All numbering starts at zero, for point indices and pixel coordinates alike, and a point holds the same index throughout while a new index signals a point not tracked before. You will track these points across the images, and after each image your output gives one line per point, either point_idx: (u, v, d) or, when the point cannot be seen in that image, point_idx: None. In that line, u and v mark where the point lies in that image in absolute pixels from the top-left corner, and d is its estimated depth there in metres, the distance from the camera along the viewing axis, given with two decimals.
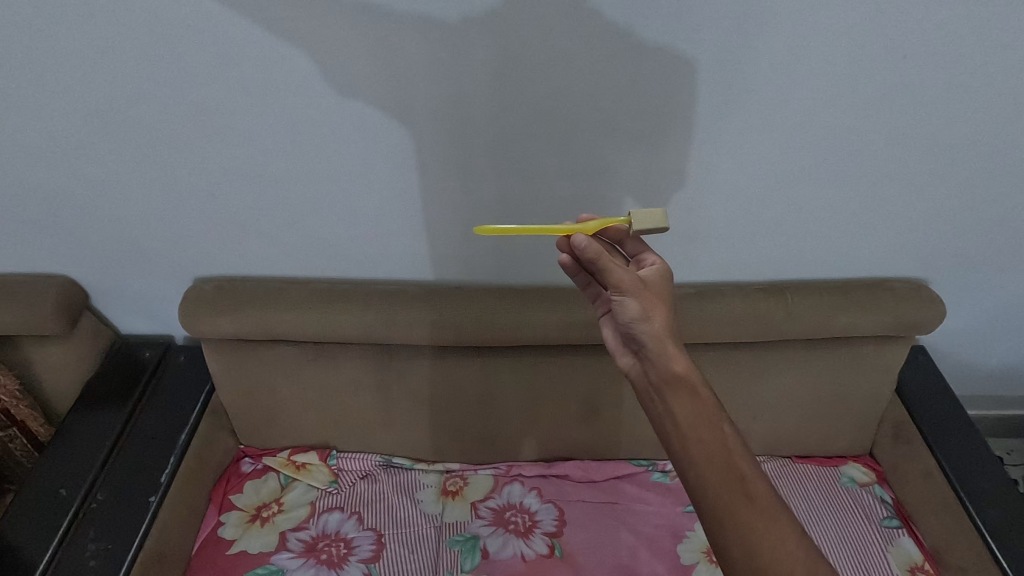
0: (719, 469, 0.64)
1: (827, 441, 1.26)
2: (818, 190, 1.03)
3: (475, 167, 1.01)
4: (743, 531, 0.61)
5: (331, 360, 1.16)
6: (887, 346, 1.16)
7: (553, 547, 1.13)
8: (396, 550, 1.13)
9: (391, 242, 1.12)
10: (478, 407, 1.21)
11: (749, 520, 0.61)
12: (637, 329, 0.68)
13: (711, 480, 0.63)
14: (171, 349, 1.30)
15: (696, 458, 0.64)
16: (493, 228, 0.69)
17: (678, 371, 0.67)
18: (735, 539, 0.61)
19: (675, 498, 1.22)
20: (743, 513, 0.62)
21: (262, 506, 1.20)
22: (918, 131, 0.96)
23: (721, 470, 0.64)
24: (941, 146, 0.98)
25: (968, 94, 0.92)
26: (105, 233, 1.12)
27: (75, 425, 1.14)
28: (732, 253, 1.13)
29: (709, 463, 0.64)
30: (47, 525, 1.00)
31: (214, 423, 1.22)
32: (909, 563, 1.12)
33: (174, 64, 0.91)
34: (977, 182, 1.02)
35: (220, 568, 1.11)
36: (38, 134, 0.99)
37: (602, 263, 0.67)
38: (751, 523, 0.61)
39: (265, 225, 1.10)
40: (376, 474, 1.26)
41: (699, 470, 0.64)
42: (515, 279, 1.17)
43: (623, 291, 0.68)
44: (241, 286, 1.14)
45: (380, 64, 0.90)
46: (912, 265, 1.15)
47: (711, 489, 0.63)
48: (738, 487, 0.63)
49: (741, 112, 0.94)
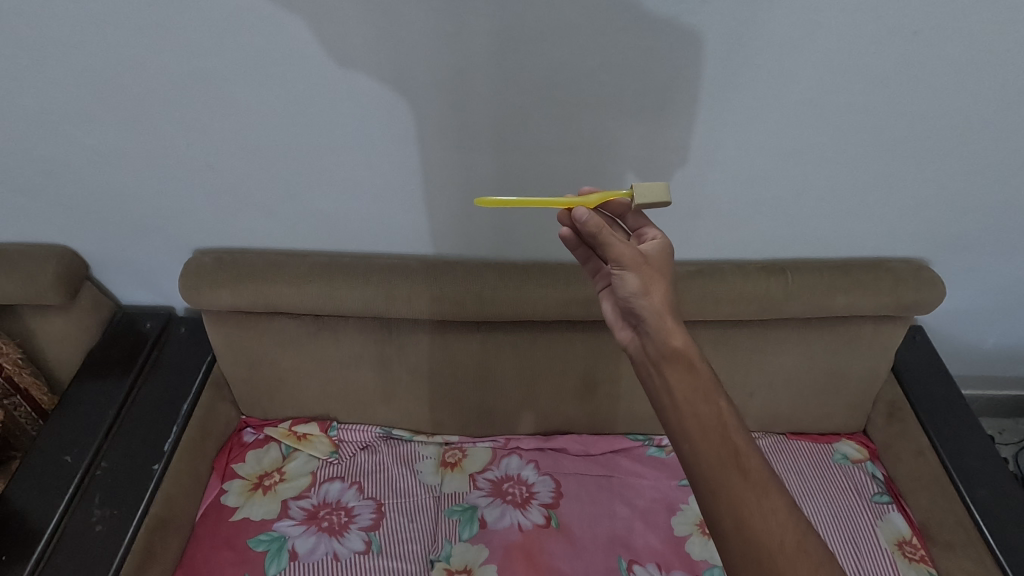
0: (714, 443, 0.64)
1: (821, 418, 1.28)
2: (822, 169, 1.02)
3: (477, 141, 1.00)
4: (736, 503, 0.62)
5: (332, 333, 1.17)
6: (885, 326, 1.16)
7: (549, 518, 1.15)
8: (396, 519, 1.16)
9: (392, 216, 1.12)
10: (477, 381, 1.22)
11: (742, 494, 0.62)
12: (636, 304, 0.69)
13: (706, 453, 0.64)
14: (172, 320, 1.30)
15: (691, 431, 0.65)
16: (492, 200, 0.70)
17: (676, 346, 0.68)
18: (727, 512, 0.62)
19: (671, 472, 1.24)
20: (736, 486, 0.63)
21: (264, 475, 1.22)
22: (926, 110, 0.95)
23: (715, 444, 0.65)
24: (949, 125, 0.97)
25: (978, 73, 0.90)
26: (104, 203, 1.11)
27: (79, 394, 1.16)
28: (733, 231, 1.12)
29: (704, 436, 0.65)
30: (54, 491, 1.02)
31: (216, 394, 1.23)
32: (898, 537, 1.14)
33: (169, 31, 0.89)
34: (983, 162, 1.01)
35: (223, 534, 1.13)
36: (32, 102, 0.98)
37: (602, 237, 0.67)
38: (744, 496, 0.62)
39: (264, 197, 1.09)
40: (376, 445, 1.28)
41: (694, 444, 0.65)
42: (516, 255, 1.17)
43: (624, 266, 0.68)
44: (241, 258, 1.14)
45: (380, 34, 0.88)
46: (914, 246, 1.15)
47: (705, 462, 0.64)
48: (732, 461, 0.64)
49: (747, 89, 0.92)
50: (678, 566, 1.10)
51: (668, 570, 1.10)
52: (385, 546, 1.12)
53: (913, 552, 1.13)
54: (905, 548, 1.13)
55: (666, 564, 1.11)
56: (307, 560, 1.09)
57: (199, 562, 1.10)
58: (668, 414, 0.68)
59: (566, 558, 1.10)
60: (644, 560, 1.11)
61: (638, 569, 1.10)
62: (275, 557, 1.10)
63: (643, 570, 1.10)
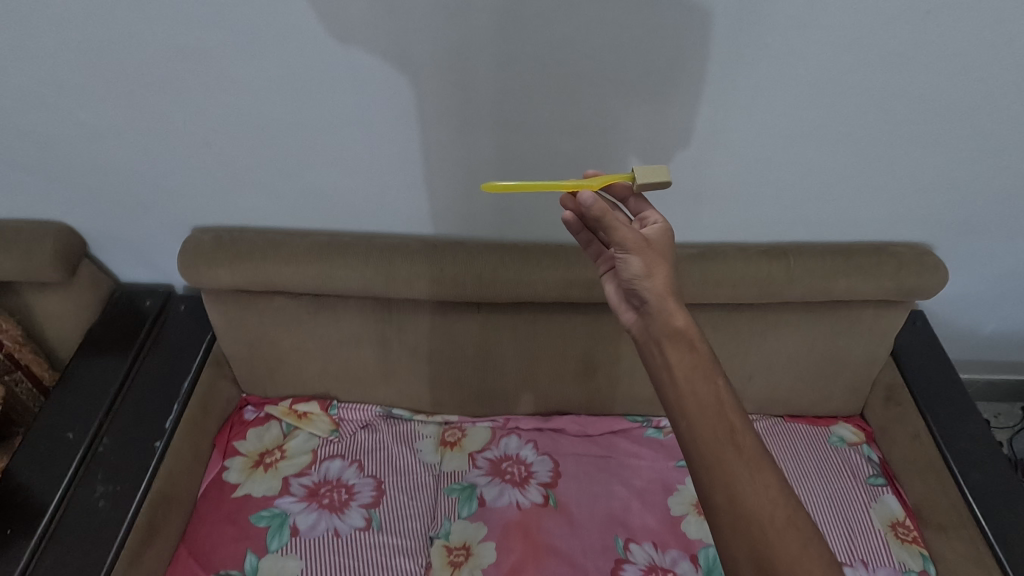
0: (711, 420, 0.65)
1: (819, 401, 1.28)
2: (828, 151, 1.01)
3: (479, 119, 0.98)
4: (728, 478, 0.63)
5: (332, 312, 1.17)
6: (886, 310, 1.16)
7: (547, 497, 1.17)
8: (396, 497, 1.17)
9: (392, 195, 1.10)
10: (477, 362, 1.22)
11: (735, 470, 0.63)
12: (639, 286, 0.69)
13: (703, 429, 0.64)
14: (172, 298, 1.30)
15: (689, 407, 0.65)
16: (500, 185, 0.69)
17: (678, 326, 0.68)
18: (719, 486, 0.63)
19: (668, 453, 1.25)
20: (729, 462, 0.63)
21: (265, 453, 1.23)
22: (935, 93, 0.93)
23: (712, 421, 0.65)
24: (959, 107, 0.95)
25: (990, 55, 0.88)
26: (101, 179, 1.10)
27: (80, 371, 1.16)
28: (736, 214, 1.11)
29: (701, 413, 0.65)
30: (56, 467, 1.03)
31: (216, 372, 1.24)
32: (891, 518, 1.16)
33: (164, 5, 0.87)
34: (991, 146, 1.00)
35: (225, 509, 1.15)
36: (26, 78, 0.96)
37: (608, 219, 0.66)
38: (737, 471, 0.63)
39: (263, 174, 1.08)
40: (376, 424, 1.28)
41: (691, 420, 0.65)
42: (517, 235, 1.16)
43: (627, 249, 0.67)
44: (240, 237, 1.13)
45: (379, 10, 0.86)
46: (919, 230, 1.14)
47: (701, 438, 0.64)
48: (728, 437, 0.64)
49: (753, 71, 0.91)
50: (673, 545, 1.12)
51: (664, 549, 1.12)
52: (385, 522, 1.13)
53: (905, 533, 1.14)
54: (898, 529, 1.15)
55: (661, 543, 1.12)
56: (308, 536, 1.11)
57: (202, 537, 1.12)
58: (666, 392, 0.68)
59: (563, 536, 1.12)
60: (640, 539, 1.13)
61: (635, 547, 1.11)
62: (276, 532, 1.11)
63: (639, 549, 1.11)
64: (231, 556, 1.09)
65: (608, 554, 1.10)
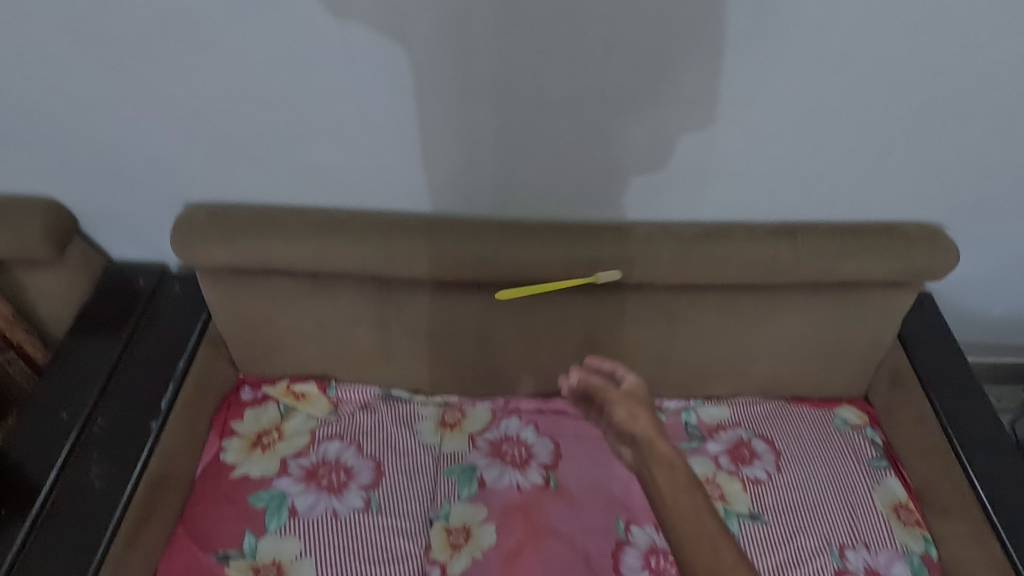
0: (683, 501, 0.75)
1: (823, 383, 1.27)
2: (836, 127, 1.00)
3: (480, 92, 0.95)
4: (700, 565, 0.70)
5: (329, 292, 1.14)
6: (895, 292, 1.14)
7: (548, 479, 1.16)
8: (395, 479, 1.16)
9: (390, 172, 1.08)
10: (477, 343, 1.20)
11: (705, 559, 0.70)
12: (628, 424, 0.83)
13: (681, 510, 0.74)
14: (166, 276, 1.27)
15: (665, 496, 0.76)
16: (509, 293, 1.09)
17: (661, 451, 0.79)
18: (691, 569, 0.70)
19: (671, 435, 1.23)
20: (699, 547, 0.71)
21: (263, 434, 1.21)
22: (942, 66, 0.92)
23: (687, 518, 0.74)
24: (966, 80, 0.94)
25: (997, 25, 0.87)
26: (92, 153, 1.07)
27: (73, 350, 1.14)
28: (743, 193, 1.09)
29: (676, 504, 0.75)
30: (50, 448, 1.02)
31: (212, 352, 1.21)
32: (893, 500, 1.15)
33: None
34: (999, 120, 0.98)
35: (223, 490, 1.13)
36: (15, 47, 0.94)
37: (592, 392, 0.89)
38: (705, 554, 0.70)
39: (258, 149, 1.05)
40: (376, 405, 1.26)
41: (670, 502, 0.75)
42: (519, 214, 1.13)
43: (612, 401, 0.86)
44: (234, 213, 1.10)
45: None
46: (928, 210, 1.12)
47: (679, 528, 0.73)
48: (699, 518, 0.74)
49: (757, 42, 0.89)
50: None
51: None
52: (385, 504, 1.12)
53: (908, 516, 1.14)
54: (900, 511, 1.14)
55: None
56: (306, 517, 1.10)
57: (199, 517, 1.10)
58: (648, 485, 0.78)
59: (564, 518, 1.11)
60: (641, 521, 1.12)
61: (636, 530, 1.11)
62: (274, 513, 1.10)
63: (640, 531, 1.11)
64: (229, 537, 1.07)
65: (609, 536, 1.10)
